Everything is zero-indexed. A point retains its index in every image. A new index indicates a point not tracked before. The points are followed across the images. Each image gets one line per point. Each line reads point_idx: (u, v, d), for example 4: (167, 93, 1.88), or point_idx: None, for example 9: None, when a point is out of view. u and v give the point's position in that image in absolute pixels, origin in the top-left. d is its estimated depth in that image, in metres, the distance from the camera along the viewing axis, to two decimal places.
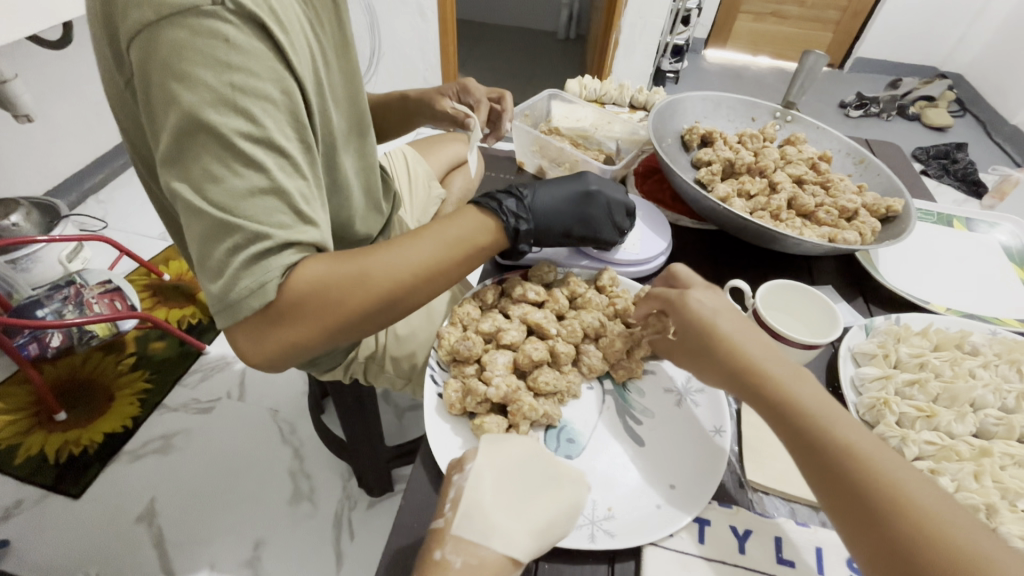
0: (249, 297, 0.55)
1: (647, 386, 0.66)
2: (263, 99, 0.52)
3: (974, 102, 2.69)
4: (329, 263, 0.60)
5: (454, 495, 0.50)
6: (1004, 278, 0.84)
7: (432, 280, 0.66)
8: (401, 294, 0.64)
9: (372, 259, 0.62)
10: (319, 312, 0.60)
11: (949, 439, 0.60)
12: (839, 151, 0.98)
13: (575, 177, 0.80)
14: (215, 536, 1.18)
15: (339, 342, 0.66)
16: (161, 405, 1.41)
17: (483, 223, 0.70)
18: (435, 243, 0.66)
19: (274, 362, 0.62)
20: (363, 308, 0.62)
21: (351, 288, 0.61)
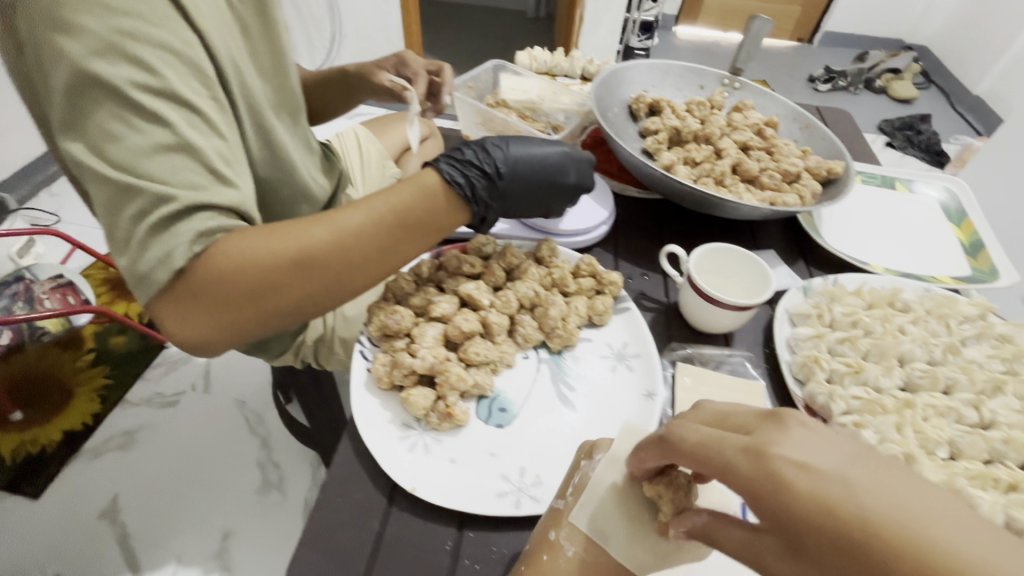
0: (161, 267, 0.51)
1: (583, 353, 0.66)
2: (158, 49, 0.49)
3: (939, 73, 2.71)
4: (255, 237, 0.55)
5: (577, 481, 0.49)
6: (941, 237, 0.85)
7: (377, 255, 0.61)
8: (341, 269, 0.59)
9: (306, 232, 0.57)
10: (247, 290, 0.55)
11: (876, 393, 0.61)
12: (785, 117, 0.98)
13: (548, 149, 0.74)
14: (181, 530, 1.13)
15: (281, 324, 0.61)
16: (122, 401, 1.32)
17: (443, 197, 0.64)
18: (381, 215, 0.60)
19: (208, 346, 0.58)
20: (298, 284, 0.58)
21: (281, 263, 0.56)
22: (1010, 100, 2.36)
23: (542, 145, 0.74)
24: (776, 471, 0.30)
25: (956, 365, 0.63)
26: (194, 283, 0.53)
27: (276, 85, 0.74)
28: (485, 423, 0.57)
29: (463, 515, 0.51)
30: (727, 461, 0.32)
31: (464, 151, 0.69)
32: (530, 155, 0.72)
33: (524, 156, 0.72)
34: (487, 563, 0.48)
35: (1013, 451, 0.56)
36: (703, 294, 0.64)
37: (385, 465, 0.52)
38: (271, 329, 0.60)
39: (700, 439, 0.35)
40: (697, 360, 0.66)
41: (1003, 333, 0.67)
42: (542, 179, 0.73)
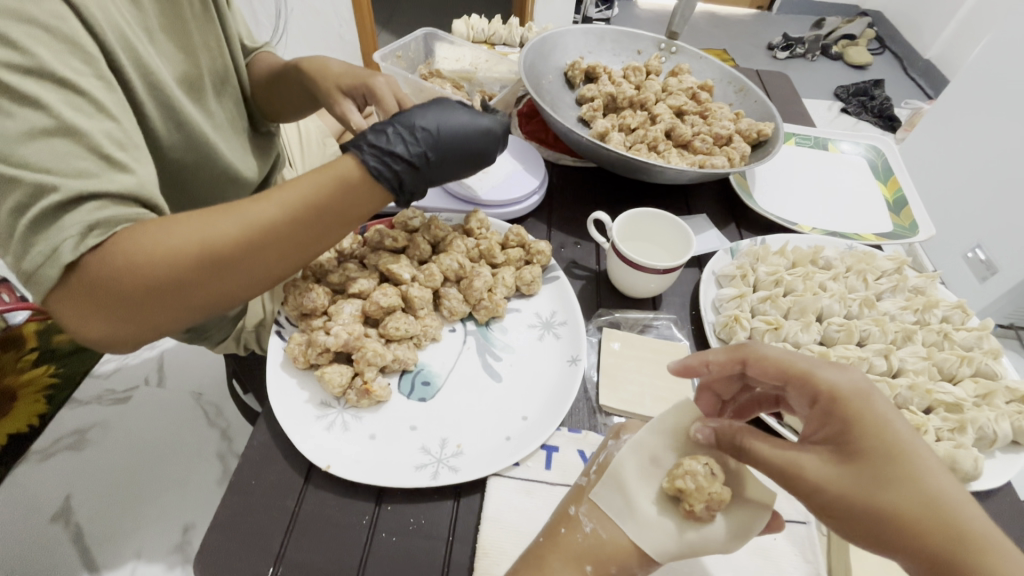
0: (45, 266, 0.41)
1: (511, 324, 0.65)
2: (27, 22, 0.42)
3: (892, 38, 2.74)
4: (157, 229, 0.44)
5: (602, 460, 0.49)
6: (867, 195, 0.87)
7: (309, 242, 0.51)
8: (267, 261, 0.49)
9: (219, 221, 0.47)
10: (152, 291, 0.45)
11: (794, 349, 0.63)
12: (721, 80, 0.98)
13: (481, 128, 0.64)
14: (136, 527, 0.99)
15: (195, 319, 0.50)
16: (73, 399, 1.19)
17: (368, 185, 0.53)
18: (305, 196, 0.50)
19: (112, 344, 0.48)
20: (216, 281, 0.47)
21: (192, 261, 0.45)
22: (958, 63, 2.40)
23: (466, 114, 0.63)
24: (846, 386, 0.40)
25: (870, 318, 0.65)
26: (82, 283, 0.43)
27: (185, 63, 0.67)
28: (407, 397, 0.57)
29: (381, 489, 0.51)
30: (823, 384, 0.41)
31: (386, 132, 0.57)
32: (461, 137, 0.62)
33: (454, 138, 0.62)
34: (405, 534, 0.48)
35: (917, 396, 0.58)
36: (627, 260, 0.64)
37: (299, 446, 0.51)
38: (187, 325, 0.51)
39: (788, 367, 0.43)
40: (622, 325, 0.67)
41: (916, 285, 0.70)
42: (466, 163, 0.65)
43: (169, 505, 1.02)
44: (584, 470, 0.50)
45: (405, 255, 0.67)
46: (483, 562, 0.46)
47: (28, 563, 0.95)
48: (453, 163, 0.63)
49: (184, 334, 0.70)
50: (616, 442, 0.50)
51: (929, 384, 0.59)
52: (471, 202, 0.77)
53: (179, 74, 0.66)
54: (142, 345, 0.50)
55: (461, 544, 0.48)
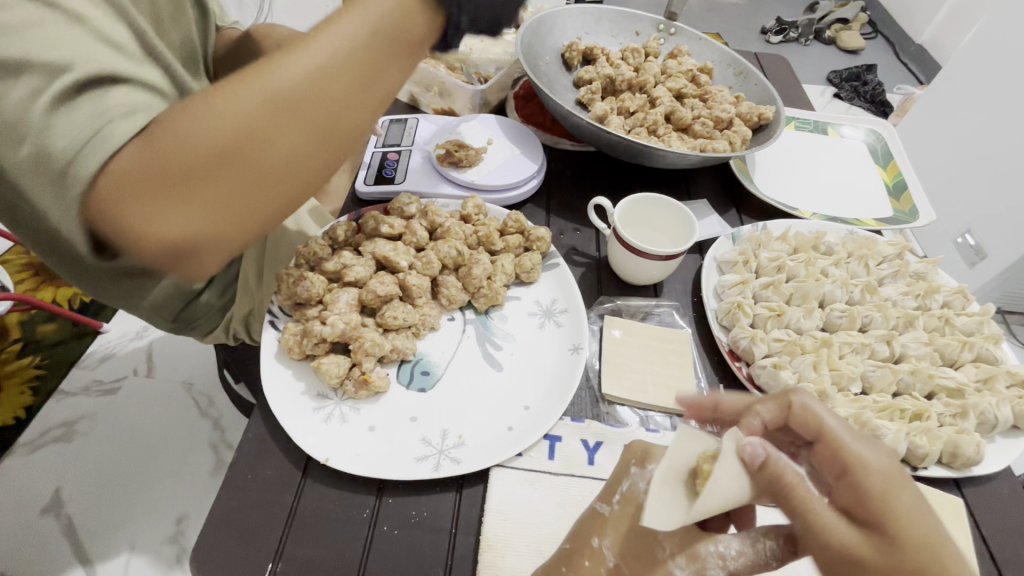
0: (87, 155, 0.39)
1: (510, 312, 0.64)
2: None
3: (884, 23, 2.72)
4: (206, 99, 0.41)
5: (626, 490, 0.46)
6: (868, 180, 0.86)
7: (365, 73, 0.45)
8: (332, 99, 0.44)
9: (264, 73, 0.42)
10: (218, 157, 0.40)
11: (797, 335, 0.62)
12: (720, 62, 0.96)
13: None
14: (130, 518, 0.98)
15: (270, 202, 0.44)
16: (59, 390, 1.15)
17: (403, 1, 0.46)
18: (342, 30, 0.44)
19: (193, 252, 0.42)
20: (287, 139, 0.42)
21: (252, 118, 0.41)
22: (949, 48, 2.39)
23: None
24: (880, 471, 0.39)
25: (872, 304, 0.65)
26: (142, 170, 0.39)
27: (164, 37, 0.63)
28: (406, 387, 0.56)
29: (382, 482, 0.50)
30: (857, 463, 0.39)
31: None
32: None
33: None
34: (406, 527, 0.47)
35: (919, 382, 0.58)
36: (629, 246, 0.63)
37: (297, 439, 0.50)
38: (268, 218, 0.45)
39: (823, 426, 0.42)
40: (624, 313, 0.66)
41: (917, 271, 0.70)
42: None
43: (162, 497, 1.00)
44: (601, 495, 0.47)
45: (402, 242, 0.65)
46: (488, 555, 0.45)
47: (19, 557, 0.93)
48: None
49: (171, 325, 0.69)
50: (641, 470, 0.47)
51: (931, 369, 0.59)
52: (467, 187, 0.74)
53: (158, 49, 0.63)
54: (223, 257, 0.44)
55: (464, 536, 0.47)
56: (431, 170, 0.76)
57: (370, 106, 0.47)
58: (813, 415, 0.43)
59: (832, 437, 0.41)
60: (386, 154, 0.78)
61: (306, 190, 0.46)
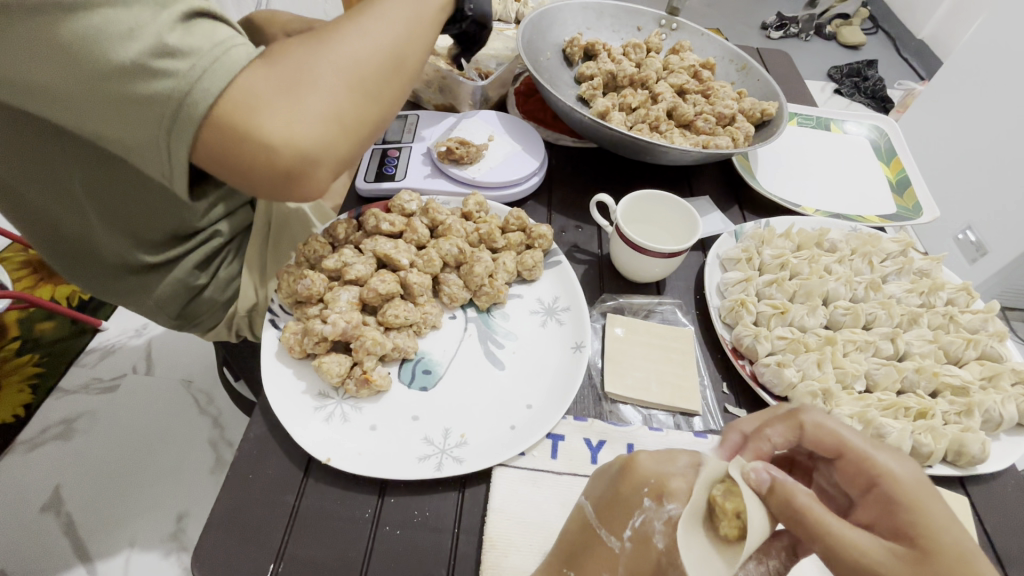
0: (209, 75, 0.40)
1: (512, 310, 0.64)
2: None
3: (885, 18, 2.70)
4: (312, 39, 0.46)
5: (637, 525, 0.40)
6: (870, 176, 0.85)
7: (434, 21, 0.53)
8: (416, 37, 0.51)
9: (356, 18, 0.49)
10: (332, 79, 0.45)
11: (801, 333, 0.61)
12: (722, 58, 0.95)
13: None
14: (130, 517, 0.97)
15: (370, 120, 0.49)
16: (58, 389, 1.14)
17: None
18: None
19: (312, 162, 0.46)
20: (387, 68, 0.49)
21: (356, 49, 0.47)
22: (950, 44, 2.38)
23: None
24: (910, 482, 0.39)
25: (876, 301, 0.65)
26: (268, 88, 0.43)
27: None
28: (408, 386, 0.55)
29: (384, 482, 0.49)
30: (882, 471, 0.40)
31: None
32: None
33: None
34: (409, 527, 0.47)
35: (924, 379, 0.58)
36: (631, 243, 0.63)
37: (298, 439, 0.49)
38: (363, 142, 0.50)
39: (842, 439, 0.42)
40: (626, 311, 0.65)
41: (921, 268, 0.69)
42: None
43: (162, 495, 1.00)
44: (608, 524, 0.42)
45: (403, 240, 0.65)
46: (491, 555, 0.45)
47: (19, 555, 0.93)
48: None
49: (175, 321, 0.68)
50: (657, 505, 0.40)
51: (936, 367, 0.59)
52: (466, 184, 0.74)
53: None
54: (328, 173, 0.48)
55: (467, 536, 0.47)
56: (431, 166, 0.76)
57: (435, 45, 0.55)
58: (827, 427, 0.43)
59: (854, 452, 0.41)
60: (387, 150, 0.77)
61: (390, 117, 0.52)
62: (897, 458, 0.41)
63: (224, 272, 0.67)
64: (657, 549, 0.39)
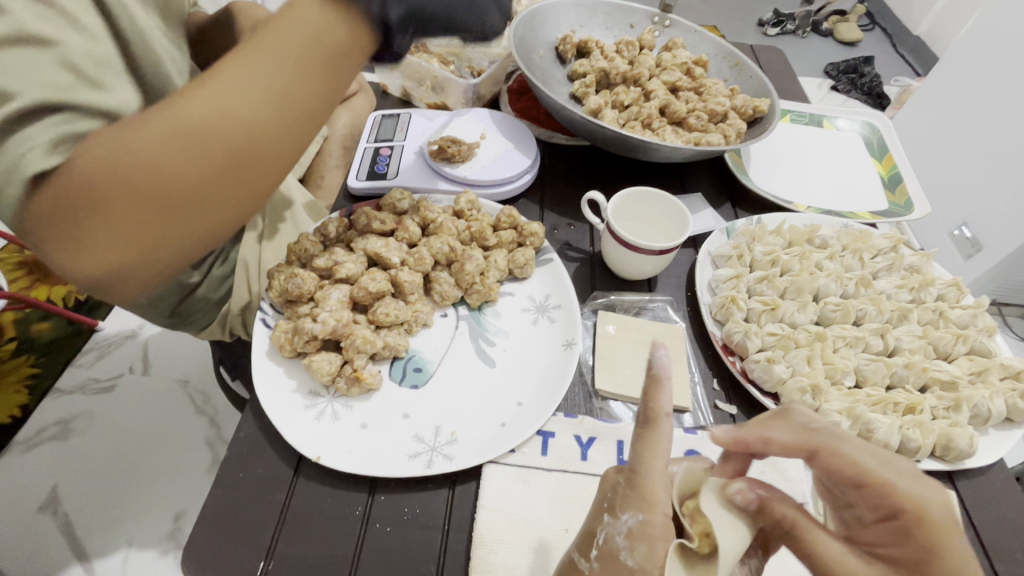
0: (14, 183, 0.41)
1: (503, 308, 0.64)
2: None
3: (882, 15, 2.69)
4: (128, 128, 0.42)
5: (602, 543, 0.39)
6: (863, 173, 0.86)
7: (295, 96, 0.46)
8: (260, 125, 0.44)
9: (185, 99, 0.43)
10: (140, 187, 0.41)
11: (791, 329, 0.62)
12: (715, 55, 0.95)
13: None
14: (127, 516, 0.97)
15: (193, 233, 0.46)
16: (55, 389, 1.15)
17: (326, 21, 0.46)
18: (269, 56, 0.44)
19: (120, 281, 0.45)
20: (217, 168, 0.44)
21: (173, 147, 0.42)
22: (946, 40, 2.38)
23: None
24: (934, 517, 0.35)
25: (867, 297, 0.65)
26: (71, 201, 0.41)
27: None
28: (398, 384, 0.55)
29: (374, 480, 0.49)
30: (905, 503, 0.36)
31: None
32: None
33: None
34: (398, 524, 0.47)
35: (913, 374, 0.58)
36: (622, 241, 0.63)
37: (288, 438, 0.49)
38: (206, 239, 0.47)
39: (853, 460, 0.38)
40: (617, 308, 0.66)
41: (911, 264, 0.70)
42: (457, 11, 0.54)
43: (158, 494, 1.00)
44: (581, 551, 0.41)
45: (394, 238, 0.65)
46: (480, 552, 0.45)
47: (14, 556, 0.93)
48: None
49: (168, 319, 0.68)
50: (614, 519, 0.39)
51: (925, 363, 0.59)
52: (458, 182, 0.74)
53: None
54: (151, 283, 0.47)
55: (457, 533, 0.47)
56: (423, 165, 0.76)
57: (293, 135, 0.47)
58: (840, 455, 0.38)
59: (878, 477, 0.37)
60: (378, 149, 0.77)
61: (230, 220, 0.48)
62: (914, 476, 0.37)
63: (216, 271, 0.70)
64: (625, 565, 0.38)
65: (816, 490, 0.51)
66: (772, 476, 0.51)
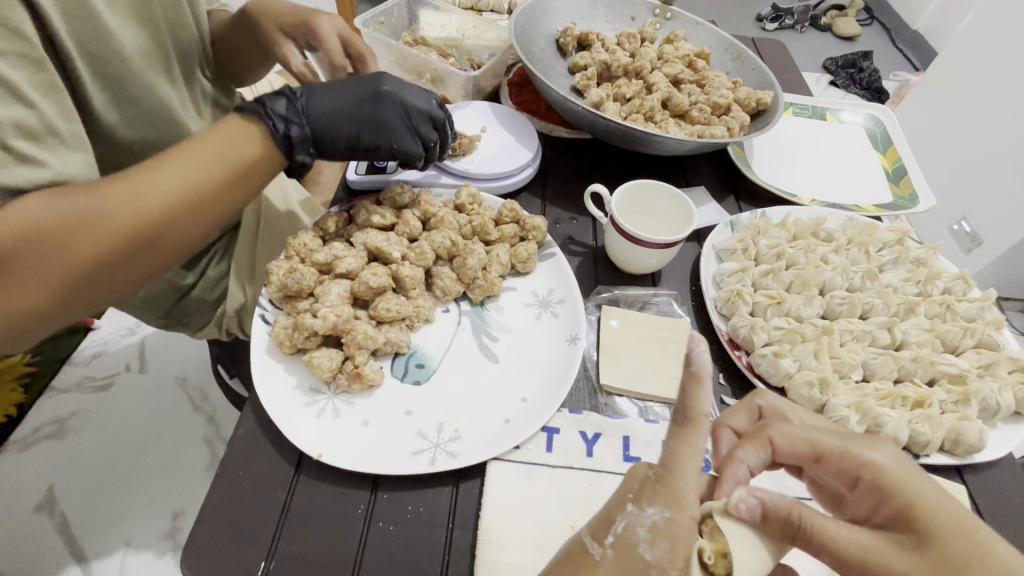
0: None
1: (506, 303, 0.63)
2: None
3: (881, 9, 2.68)
4: (32, 203, 0.44)
5: (620, 532, 0.39)
6: (867, 166, 0.85)
7: (203, 198, 0.49)
8: (163, 217, 0.47)
9: (100, 189, 0.46)
10: (25, 263, 0.43)
11: (797, 323, 0.61)
12: (717, 47, 0.94)
13: (372, 92, 0.61)
14: (126, 515, 0.96)
15: (76, 308, 0.47)
16: (50, 388, 1.13)
17: (251, 140, 0.53)
18: (188, 161, 0.49)
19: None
20: (111, 256, 0.46)
21: (72, 231, 0.44)
22: (945, 34, 2.36)
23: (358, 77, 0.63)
24: (891, 473, 0.39)
25: (873, 291, 0.64)
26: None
27: (145, 38, 0.64)
28: (401, 380, 0.54)
29: (376, 477, 0.49)
30: (865, 466, 0.39)
31: (277, 101, 0.56)
32: (349, 114, 0.60)
33: (335, 116, 0.59)
34: (403, 523, 0.47)
35: (921, 368, 0.57)
36: (626, 234, 0.62)
37: (288, 435, 0.48)
38: (78, 313, 0.49)
39: (810, 439, 0.42)
40: (622, 303, 0.65)
41: (917, 257, 0.69)
42: (365, 126, 0.61)
43: (157, 494, 0.99)
44: (594, 535, 0.40)
45: (395, 232, 0.64)
46: (485, 550, 0.44)
47: (11, 556, 0.92)
48: (341, 111, 0.60)
49: (163, 320, 0.70)
50: (639, 510, 0.39)
51: (933, 356, 0.58)
52: (459, 176, 0.73)
53: (141, 48, 0.64)
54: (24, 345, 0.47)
55: (462, 531, 0.47)
56: None
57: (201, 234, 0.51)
58: (796, 437, 0.42)
59: (838, 449, 0.41)
60: None
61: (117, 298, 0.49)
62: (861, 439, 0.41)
63: (211, 272, 0.71)
64: (643, 557, 0.37)
65: None
66: (780, 472, 0.50)
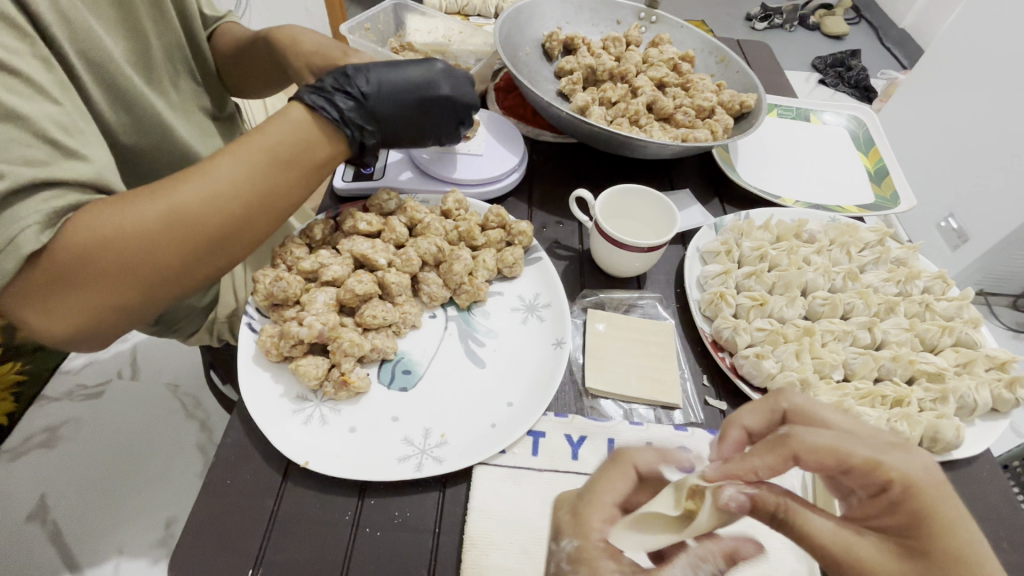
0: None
1: (493, 308, 0.63)
2: None
3: (869, 8, 2.70)
4: (113, 207, 0.45)
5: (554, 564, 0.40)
6: (850, 166, 0.86)
7: (276, 189, 0.52)
8: (245, 210, 0.50)
9: (175, 187, 0.47)
10: (126, 259, 0.45)
11: (779, 324, 0.62)
12: (702, 50, 0.95)
13: (433, 96, 0.65)
14: (118, 521, 0.96)
15: (167, 298, 0.50)
16: (41, 398, 1.14)
17: (314, 132, 0.55)
18: (260, 155, 0.51)
19: (86, 335, 0.47)
20: (197, 249, 0.48)
21: (167, 229, 0.46)
22: (933, 32, 2.38)
23: (408, 65, 0.65)
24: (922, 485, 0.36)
25: (854, 291, 0.65)
26: (42, 273, 0.42)
27: (132, 42, 0.64)
28: (387, 387, 0.55)
29: (364, 483, 0.49)
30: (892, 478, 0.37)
31: (347, 100, 0.58)
32: (409, 113, 0.63)
33: (398, 112, 0.63)
34: (389, 528, 0.47)
35: (900, 367, 0.58)
36: (610, 238, 0.63)
37: (274, 442, 0.49)
38: (159, 308, 0.51)
39: (832, 444, 0.38)
40: (607, 306, 0.66)
41: (898, 257, 0.70)
42: (419, 124, 0.65)
43: (149, 501, 0.99)
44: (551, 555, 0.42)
45: (380, 239, 0.64)
46: (471, 554, 0.45)
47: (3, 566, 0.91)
48: (402, 108, 0.63)
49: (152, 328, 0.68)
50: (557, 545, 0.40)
51: (912, 355, 0.59)
52: (444, 181, 0.73)
53: (127, 52, 0.64)
54: (116, 333, 0.50)
55: (448, 535, 0.47)
56: (409, 165, 0.75)
57: (273, 224, 0.54)
58: (816, 445, 0.39)
59: (861, 452, 0.38)
60: None
61: (201, 286, 0.52)
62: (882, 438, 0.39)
63: None
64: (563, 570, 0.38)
65: (805, 484, 0.52)
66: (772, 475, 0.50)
